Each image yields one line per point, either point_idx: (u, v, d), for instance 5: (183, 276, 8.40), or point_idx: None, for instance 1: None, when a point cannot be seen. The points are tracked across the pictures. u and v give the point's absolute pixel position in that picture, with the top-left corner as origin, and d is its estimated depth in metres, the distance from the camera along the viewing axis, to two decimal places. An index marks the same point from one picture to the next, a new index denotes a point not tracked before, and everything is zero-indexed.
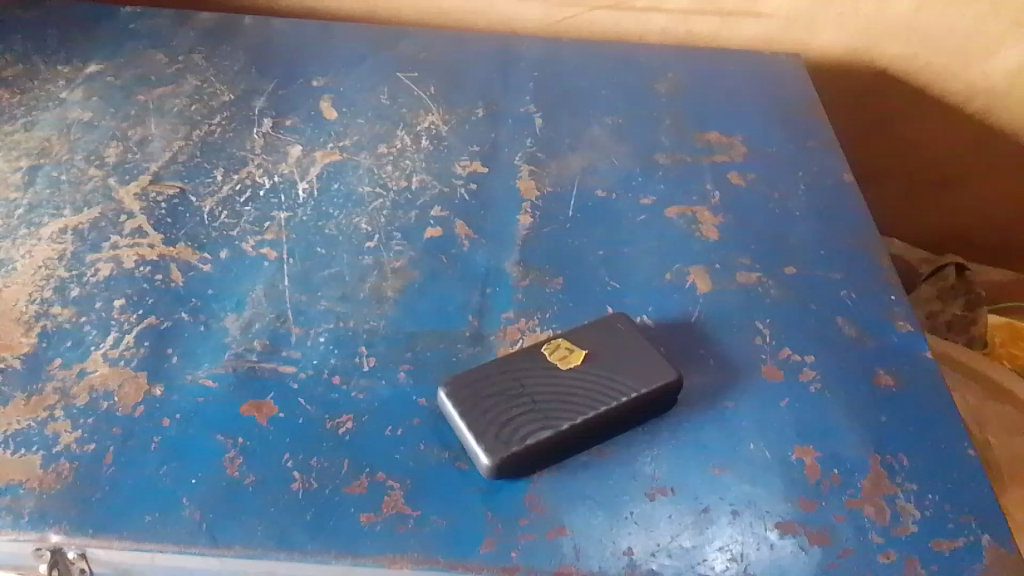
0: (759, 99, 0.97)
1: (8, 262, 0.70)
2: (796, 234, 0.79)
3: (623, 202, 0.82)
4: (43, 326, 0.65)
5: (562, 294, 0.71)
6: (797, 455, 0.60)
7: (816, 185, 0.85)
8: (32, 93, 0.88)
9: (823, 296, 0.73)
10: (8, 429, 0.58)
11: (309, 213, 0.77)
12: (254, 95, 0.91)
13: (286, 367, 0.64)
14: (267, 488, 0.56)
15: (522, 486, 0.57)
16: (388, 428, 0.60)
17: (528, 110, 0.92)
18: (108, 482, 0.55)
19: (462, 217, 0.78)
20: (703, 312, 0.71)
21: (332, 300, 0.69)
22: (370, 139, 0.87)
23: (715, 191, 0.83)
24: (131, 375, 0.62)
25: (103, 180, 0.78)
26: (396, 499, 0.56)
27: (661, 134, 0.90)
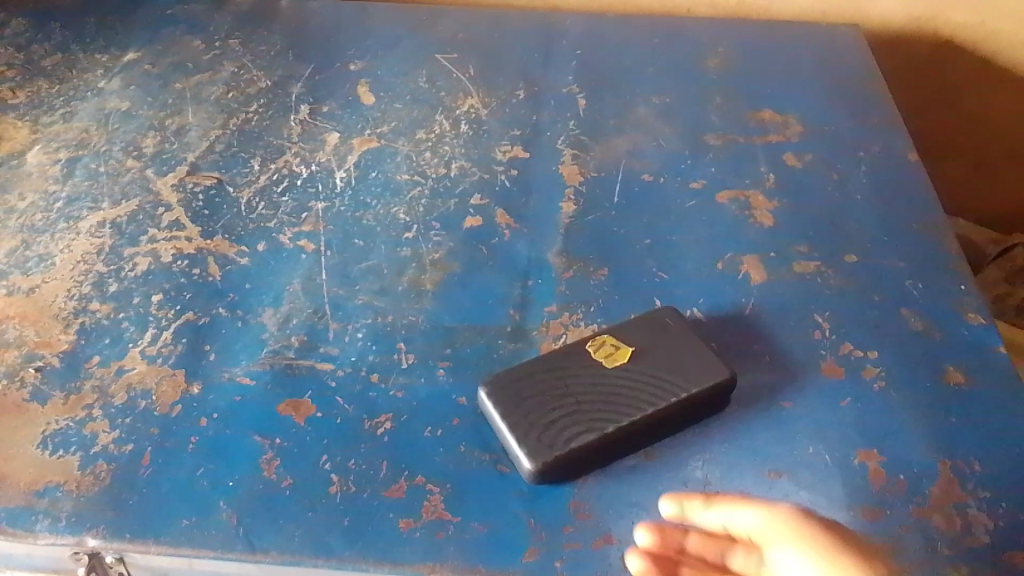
0: (816, 74, 0.92)
1: (47, 257, 0.69)
2: (857, 219, 0.74)
3: (672, 186, 0.78)
4: (82, 323, 0.64)
5: (607, 286, 0.68)
6: (859, 459, 0.57)
7: (878, 165, 0.80)
8: (70, 83, 0.88)
9: (886, 286, 0.68)
10: (47, 429, 0.57)
11: (346, 203, 0.75)
12: (291, 80, 0.90)
13: (323, 364, 0.62)
14: (304, 492, 0.54)
15: (567, 491, 0.55)
16: (428, 429, 0.58)
17: (571, 91, 0.89)
18: (144, 485, 0.54)
19: (502, 205, 0.75)
20: (757, 305, 0.67)
21: (370, 294, 0.67)
22: (409, 125, 0.84)
23: (770, 173, 0.79)
24: (169, 373, 0.61)
25: (141, 172, 0.78)
26: (436, 504, 0.54)
27: (711, 113, 0.86)
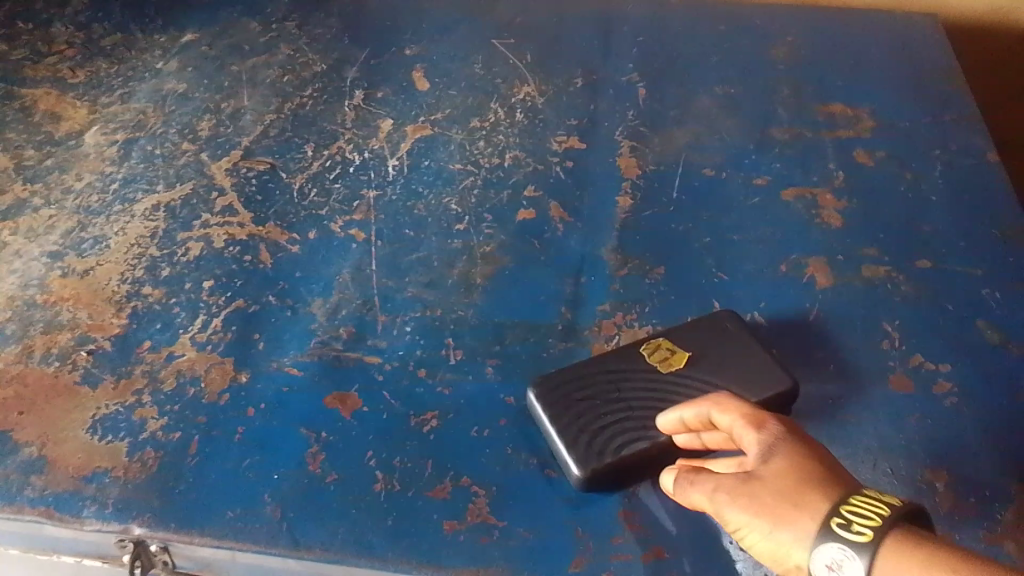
0: (891, 66, 0.87)
1: (102, 239, 0.70)
2: (930, 222, 0.70)
3: (734, 181, 0.75)
4: (133, 307, 0.64)
5: (663, 286, 0.66)
6: (927, 480, 0.54)
7: (955, 165, 0.76)
8: (129, 64, 0.88)
9: (960, 295, 0.65)
10: (97, 413, 0.58)
11: (398, 192, 0.74)
12: (346, 64, 0.88)
13: (371, 356, 0.61)
14: (349, 488, 0.53)
15: (616, 500, 0.53)
16: (475, 428, 0.57)
17: (630, 80, 0.86)
18: (190, 474, 0.54)
19: (557, 198, 0.73)
20: (821, 311, 0.64)
21: (419, 287, 0.66)
22: (463, 112, 0.83)
23: (839, 171, 0.75)
24: (217, 360, 0.61)
25: (195, 155, 0.78)
26: (481, 507, 0.52)
27: (777, 106, 0.82)
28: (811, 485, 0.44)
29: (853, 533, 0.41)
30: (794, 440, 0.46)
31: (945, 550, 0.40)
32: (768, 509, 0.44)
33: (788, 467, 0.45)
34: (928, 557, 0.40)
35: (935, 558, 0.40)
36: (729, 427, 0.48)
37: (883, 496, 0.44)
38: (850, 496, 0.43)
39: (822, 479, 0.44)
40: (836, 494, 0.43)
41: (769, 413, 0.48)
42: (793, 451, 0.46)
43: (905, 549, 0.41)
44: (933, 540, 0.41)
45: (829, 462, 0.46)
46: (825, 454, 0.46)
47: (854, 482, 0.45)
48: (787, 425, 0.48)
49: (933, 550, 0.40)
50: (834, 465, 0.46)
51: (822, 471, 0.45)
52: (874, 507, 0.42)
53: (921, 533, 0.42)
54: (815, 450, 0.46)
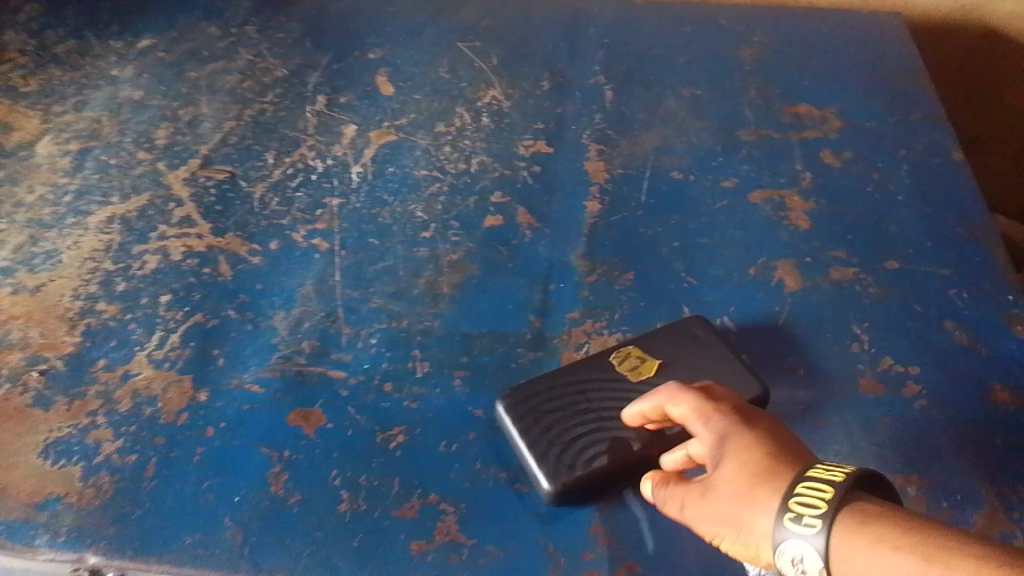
0: (857, 66, 0.87)
1: (54, 254, 0.67)
2: (898, 222, 0.70)
3: (703, 184, 0.74)
4: (87, 324, 0.62)
5: (633, 292, 0.65)
6: (899, 484, 0.53)
7: (922, 164, 0.76)
8: (83, 71, 0.85)
9: (928, 295, 0.65)
10: (49, 437, 0.56)
11: (362, 200, 0.72)
12: (308, 69, 0.86)
13: (335, 371, 0.60)
14: (313, 509, 0.52)
15: (588, 513, 0.52)
16: (443, 443, 0.55)
17: (597, 82, 0.85)
18: (147, 499, 0.53)
19: (524, 204, 0.72)
20: (792, 314, 0.63)
21: (384, 297, 0.65)
22: (428, 117, 0.81)
23: (807, 172, 0.75)
24: (176, 379, 0.59)
25: (152, 165, 0.75)
26: (449, 525, 0.51)
27: (744, 107, 0.82)
28: (758, 483, 0.43)
29: (803, 526, 0.40)
30: (742, 434, 0.46)
31: (894, 523, 0.39)
32: (727, 519, 0.44)
33: (737, 465, 0.44)
34: (876, 538, 0.38)
35: (883, 537, 0.38)
36: (683, 419, 0.48)
37: (827, 471, 0.42)
38: (795, 483, 0.42)
39: (770, 473, 0.43)
40: (782, 486, 0.42)
41: (718, 406, 0.47)
42: (740, 448, 0.45)
43: (854, 532, 0.39)
44: (883, 512, 0.40)
45: (782, 450, 0.45)
46: (777, 443, 0.45)
47: (805, 465, 0.44)
48: (739, 417, 0.47)
49: (881, 528, 0.39)
50: (789, 451, 0.45)
51: (769, 463, 0.44)
52: (817, 491, 0.41)
53: (869, 508, 0.40)
54: (766, 441, 0.45)
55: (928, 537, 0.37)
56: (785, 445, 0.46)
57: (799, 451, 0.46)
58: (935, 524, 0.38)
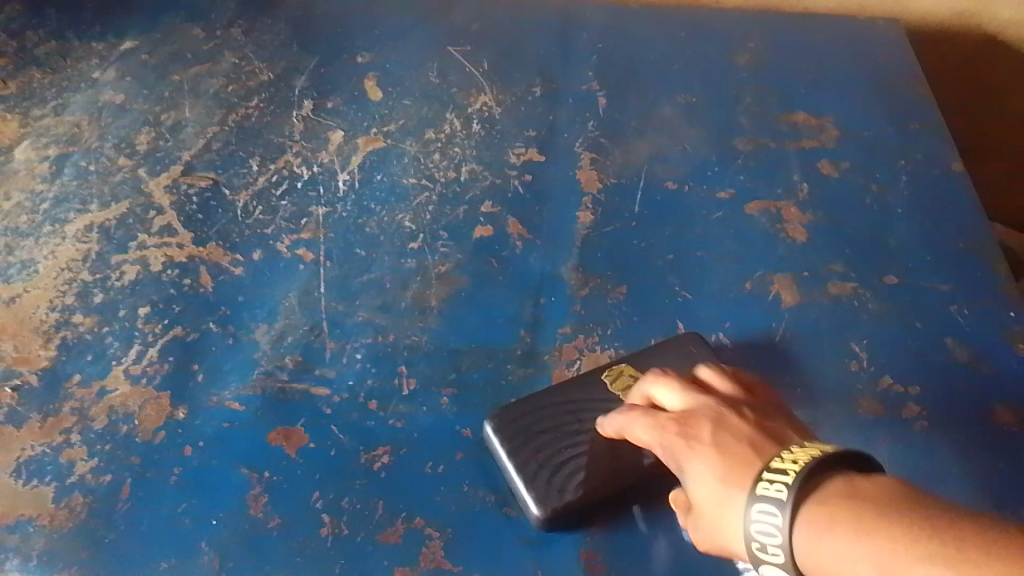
0: (854, 73, 0.86)
1: (30, 264, 0.65)
2: (897, 235, 0.69)
3: (698, 194, 0.72)
4: (63, 337, 0.60)
5: (626, 307, 0.64)
6: None
7: (921, 175, 0.74)
8: (63, 73, 0.83)
9: (928, 312, 0.63)
10: (21, 456, 0.54)
11: (349, 209, 0.71)
12: (294, 73, 0.84)
13: (318, 387, 0.58)
14: (294, 534, 0.50)
15: (577, 539, 0.51)
16: (429, 464, 0.54)
17: (591, 88, 0.83)
18: (122, 522, 0.51)
19: (515, 214, 0.70)
20: (788, 331, 0.62)
21: (371, 311, 0.63)
22: (417, 123, 0.79)
23: (804, 183, 0.73)
24: (153, 395, 0.57)
25: (133, 171, 0.73)
26: (435, 551, 0.50)
27: (740, 115, 0.80)
28: (718, 511, 0.41)
29: (770, 555, 0.39)
30: (691, 459, 0.44)
31: (847, 526, 0.36)
32: (718, 551, 0.43)
33: (697, 495, 0.43)
34: (835, 550, 0.36)
35: (841, 550, 0.36)
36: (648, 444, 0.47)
37: (774, 483, 0.39)
38: (746, 511, 0.40)
39: (723, 497, 0.41)
40: (741, 514, 0.40)
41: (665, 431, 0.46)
42: (689, 474, 0.43)
43: (814, 543, 0.37)
44: (835, 512, 0.37)
45: (728, 462, 0.42)
46: (719, 453, 0.43)
47: (754, 478, 0.40)
48: (686, 435, 0.45)
49: (836, 536, 0.36)
50: (737, 460, 0.42)
51: (720, 486, 0.42)
52: (768, 518, 0.39)
53: (821, 511, 0.38)
54: (710, 456, 0.43)
55: (881, 538, 0.35)
56: (734, 451, 0.43)
57: (754, 452, 0.42)
58: (889, 513, 0.36)
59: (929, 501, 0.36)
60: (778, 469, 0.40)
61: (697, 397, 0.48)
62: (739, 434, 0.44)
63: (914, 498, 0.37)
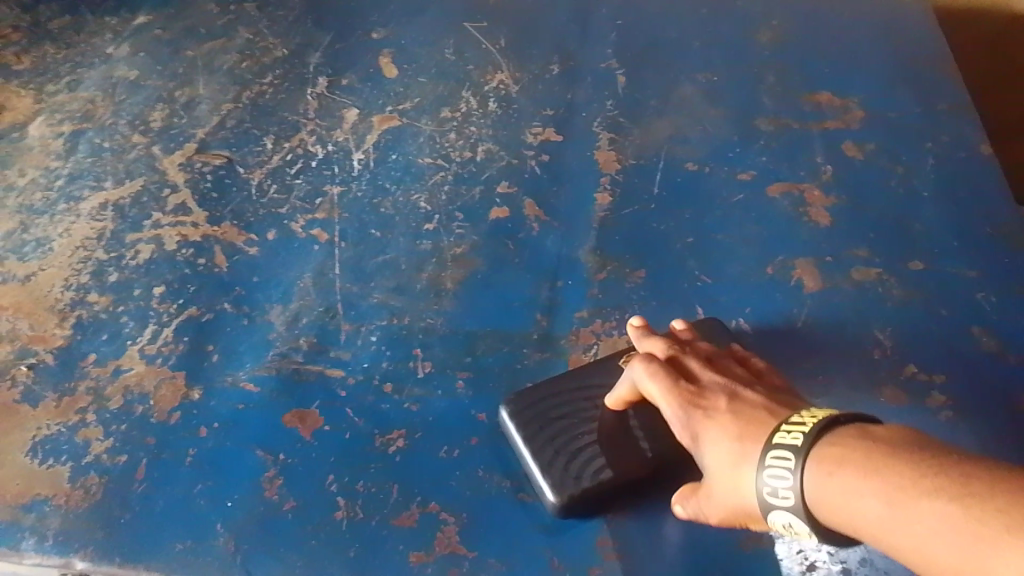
0: (880, 52, 0.84)
1: (45, 242, 0.65)
2: (922, 219, 0.67)
3: (718, 176, 0.71)
4: (78, 316, 0.60)
5: (644, 291, 0.63)
6: None
7: (947, 157, 0.73)
8: (76, 48, 0.82)
9: (953, 298, 0.62)
10: (37, 435, 0.54)
11: (364, 188, 0.70)
12: (309, 49, 0.83)
13: (333, 369, 0.57)
14: (309, 517, 0.50)
15: (593, 525, 0.51)
16: (444, 449, 0.54)
17: (610, 66, 0.82)
18: (138, 502, 0.51)
19: (532, 195, 0.69)
20: (810, 317, 0.61)
21: (386, 293, 0.62)
22: (433, 101, 0.78)
23: (828, 165, 0.72)
24: (168, 375, 0.57)
25: (147, 149, 0.73)
26: (450, 536, 0.50)
27: (762, 95, 0.79)
28: (736, 470, 0.42)
29: (780, 499, 0.40)
30: (707, 424, 0.44)
31: (859, 465, 0.38)
32: (730, 514, 0.43)
33: (715, 458, 0.43)
34: (844, 489, 0.37)
35: (851, 487, 0.37)
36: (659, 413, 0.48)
37: (790, 432, 0.41)
38: (761, 458, 0.41)
39: (742, 456, 0.42)
40: (758, 468, 0.41)
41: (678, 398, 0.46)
42: (707, 443, 0.44)
43: (824, 484, 0.38)
44: (847, 453, 0.38)
45: (745, 424, 0.43)
46: (735, 418, 0.44)
47: (773, 431, 0.42)
48: (698, 405, 0.46)
49: (847, 477, 0.38)
50: (754, 422, 0.43)
51: (739, 446, 0.42)
52: (782, 462, 0.40)
53: (833, 451, 0.39)
54: (727, 422, 0.44)
55: (891, 478, 0.36)
56: (749, 414, 0.44)
57: (767, 414, 0.44)
58: (899, 456, 0.37)
59: (938, 447, 0.38)
60: (795, 421, 0.41)
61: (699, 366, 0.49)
62: (752, 402, 0.45)
63: (924, 443, 0.38)
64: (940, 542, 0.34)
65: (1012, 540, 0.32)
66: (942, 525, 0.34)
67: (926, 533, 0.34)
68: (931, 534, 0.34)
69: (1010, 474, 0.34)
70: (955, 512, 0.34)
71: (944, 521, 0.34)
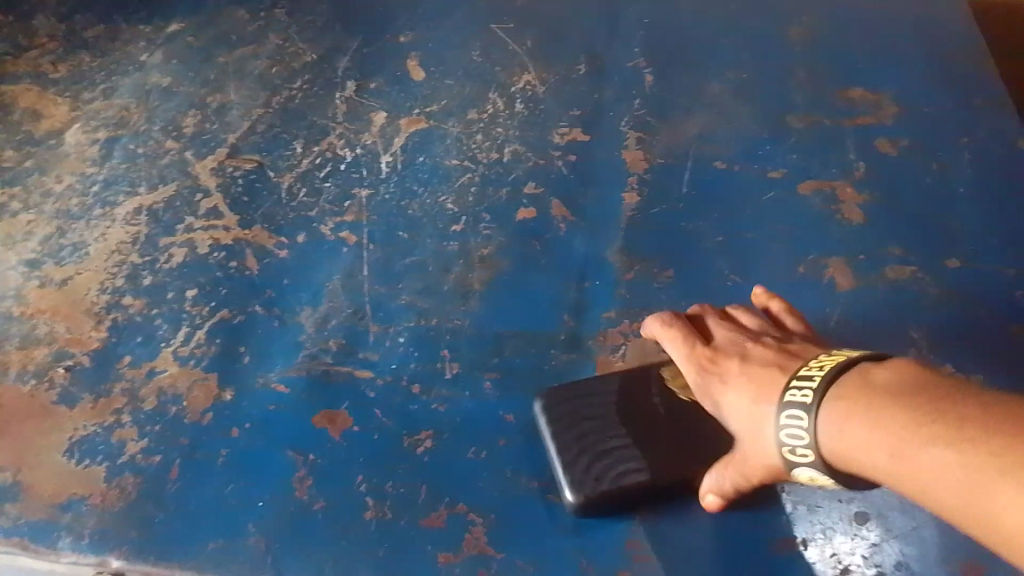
0: (914, 46, 0.82)
1: (81, 246, 0.66)
2: (958, 216, 0.66)
3: (748, 174, 0.70)
4: (114, 319, 0.61)
5: (673, 291, 0.62)
6: None
7: (984, 153, 0.71)
8: (111, 56, 0.84)
9: (990, 297, 0.61)
10: (73, 436, 0.55)
11: (392, 191, 0.70)
12: (337, 53, 0.84)
13: (362, 370, 0.58)
14: (338, 516, 0.51)
15: (622, 527, 0.50)
16: (472, 449, 0.54)
17: (637, 65, 0.81)
18: (171, 502, 0.51)
19: (560, 195, 0.69)
20: (842, 316, 0.60)
21: (413, 294, 0.63)
22: (460, 103, 0.78)
23: (860, 162, 0.71)
24: (201, 377, 0.58)
25: (180, 154, 0.74)
26: (478, 536, 0.50)
27: (793, 92, 0.78)
28: (755, 432, 0.45)
29: (800, 457, 0.42)
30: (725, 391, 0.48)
31: (864, 418, 0.39)
32: (761, 473, 0.46)
33: (737, 423, 0.46)
34: (854, 442, 0.39)
35: (859, 440, 0.39)
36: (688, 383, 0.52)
37: (800, 389, 0.43)
38: (777, 418, 0.43)
39: (757, 418, 0.45)
40: (773, 428, 0.44)
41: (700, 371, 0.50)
42: (726, 408, 0.47)
43: (836, 438, 0.40)
44: (853, 405, 0.40)
45: (755, 386, 0.46)
46: (747, 381, 0.47)
47: (781, 389, 0.44)
48: (714, 371, 0.50)
49: (855, 431, 0.39)
50: (763, 383, 0.46)
51: (752, 409, 0.45)
52: (796, 421, 0.42)
53: (840, 406, 0.41)
54: (740, 386, 0.47)
55: (893, 429, 0.38)
56: (759, 375, 0.47)
57: (776, 371, 0.46)
58: (900, 405, 0.38)
59: (939, 388, 0.39)
60: (805, 376, 0.43)
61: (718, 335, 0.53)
62: (763, 362, 0.48)
63: (926, 387, 0.39)
64: (943, 489, 0.35)
65: (1007, 484, 0.33)
66: (943, 473, 0.35)
67: (930, 479, 0.36)
68: (935, 480, 0.36)
69: (1006, 414, 0.35)
70: (954, 460, 0.35)
71: (945, 467, 0.35)
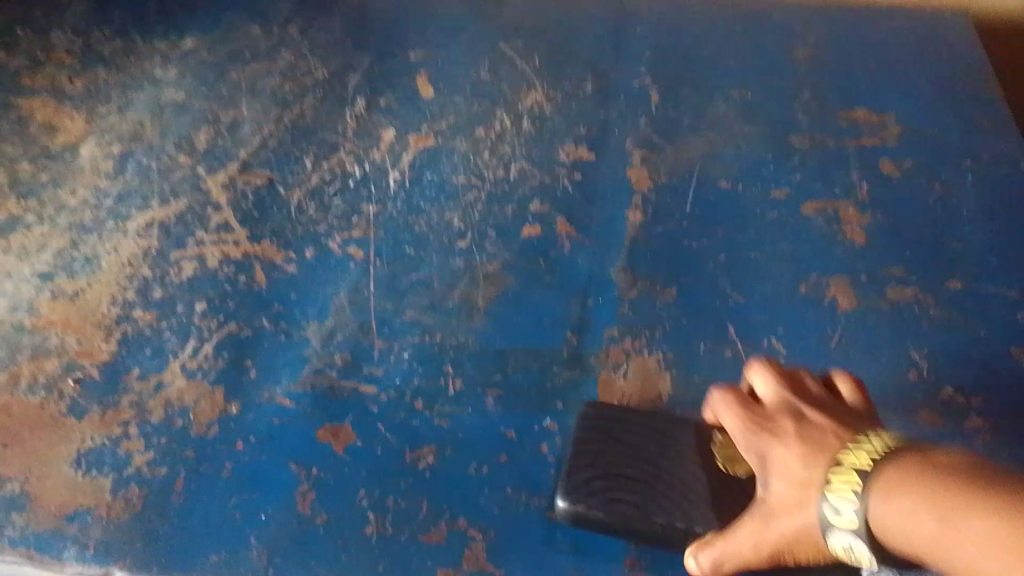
0: (919, 67, 0.83)
1: (93, 259, 0.67)
2: (961, 238, 0.66)
3: (752, 194, 0.71)
4: (123, 332, 0.62)
5: (675, 309, 0.63)
6: None
7: (988, 174, 0.71)
8: (127, 72, 0.85)
9: (992, 319, 0.61)
10: (81, 447, 0.56)
11: (399, 207, 0.71)
12: (348, 70, 0.85)
13: (366, 385, 0.59)
14: (340, 530, 0.51)
15: (621, 547, 0.51)
16: (473, 466, 0.54)
17: (643, 84, 0.82)
18: (176, 513, 0.52)
19: (565, 213, 0.70)
20: (844, 337, 0.60)
21: (418, 310, 0.63)
22: (468, 121, 0.79)
23: (863, 182, 0.71)
24: (207, 390, 0.58)
25: (192, 169, 0.75)
26: (478, 552, 0.50)
27: (798, 112, 0.78)
28: (803, 497, 0.42)
29: (843, 521, 0.40)
30: (776, 449, 0.45)
31: (914, 488, 0.38)
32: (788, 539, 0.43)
33: (781, 484, 0.43)
34: (901, 510, 0.38)
35: (906, 508, 0.37)
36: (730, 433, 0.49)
37: (856, 454, 0.41)
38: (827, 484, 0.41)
39: (808, 484, 0.42)
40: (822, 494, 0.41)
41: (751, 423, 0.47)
42: (775, 466, 0.44)
43: (883, 505, 0.38)
44: (905, 475, 0.39)
45: (814, 452, 0.43)
46: (805, 445, 0.44)
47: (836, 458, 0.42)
48: (765, 428, 0.46)
49: (903, 499, 0.38)
50: (823, 450, 0.43)
51: (806, 475, 0.43)
52: (849, 485, 0.40)
53: (892, 474, 0.39)
54: (796, 448, 0.44)
55: (944, 499, 0.36)
56: (818, 440, 0.44)
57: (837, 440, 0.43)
58: (954, 478, 0.37)
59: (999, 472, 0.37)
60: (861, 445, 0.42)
61: (771, 389, 0.49)
62: (823, 428, 0.45)
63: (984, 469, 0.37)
64: (988, 561, 0.33)
65: None
66: (990, 545, 0.33)
67: (974, 551, 0.34)
68: (979, 551, 0.34)
69: None
70: (1005, 532, 0.33)
71: (993, 539, 0.33)
